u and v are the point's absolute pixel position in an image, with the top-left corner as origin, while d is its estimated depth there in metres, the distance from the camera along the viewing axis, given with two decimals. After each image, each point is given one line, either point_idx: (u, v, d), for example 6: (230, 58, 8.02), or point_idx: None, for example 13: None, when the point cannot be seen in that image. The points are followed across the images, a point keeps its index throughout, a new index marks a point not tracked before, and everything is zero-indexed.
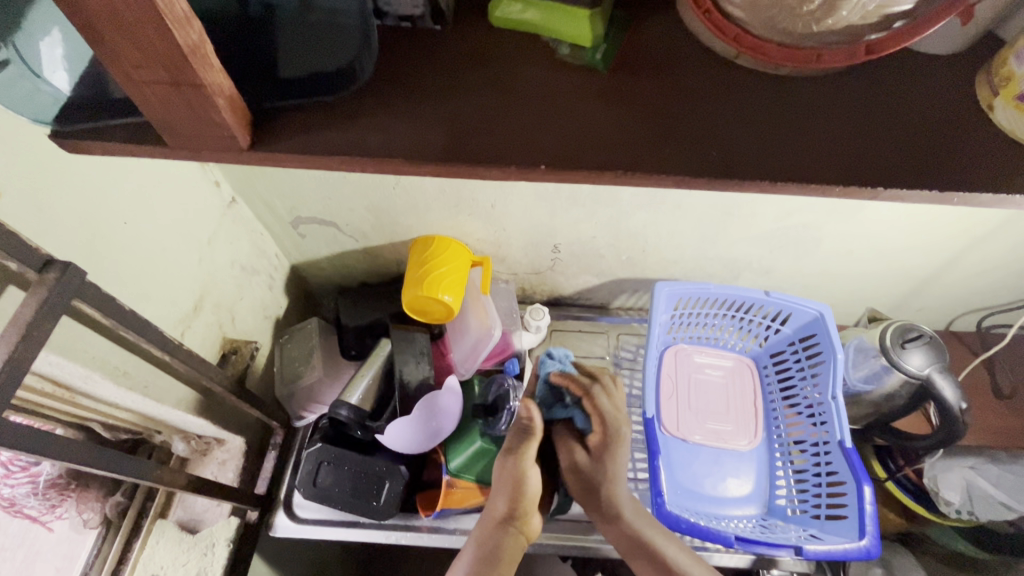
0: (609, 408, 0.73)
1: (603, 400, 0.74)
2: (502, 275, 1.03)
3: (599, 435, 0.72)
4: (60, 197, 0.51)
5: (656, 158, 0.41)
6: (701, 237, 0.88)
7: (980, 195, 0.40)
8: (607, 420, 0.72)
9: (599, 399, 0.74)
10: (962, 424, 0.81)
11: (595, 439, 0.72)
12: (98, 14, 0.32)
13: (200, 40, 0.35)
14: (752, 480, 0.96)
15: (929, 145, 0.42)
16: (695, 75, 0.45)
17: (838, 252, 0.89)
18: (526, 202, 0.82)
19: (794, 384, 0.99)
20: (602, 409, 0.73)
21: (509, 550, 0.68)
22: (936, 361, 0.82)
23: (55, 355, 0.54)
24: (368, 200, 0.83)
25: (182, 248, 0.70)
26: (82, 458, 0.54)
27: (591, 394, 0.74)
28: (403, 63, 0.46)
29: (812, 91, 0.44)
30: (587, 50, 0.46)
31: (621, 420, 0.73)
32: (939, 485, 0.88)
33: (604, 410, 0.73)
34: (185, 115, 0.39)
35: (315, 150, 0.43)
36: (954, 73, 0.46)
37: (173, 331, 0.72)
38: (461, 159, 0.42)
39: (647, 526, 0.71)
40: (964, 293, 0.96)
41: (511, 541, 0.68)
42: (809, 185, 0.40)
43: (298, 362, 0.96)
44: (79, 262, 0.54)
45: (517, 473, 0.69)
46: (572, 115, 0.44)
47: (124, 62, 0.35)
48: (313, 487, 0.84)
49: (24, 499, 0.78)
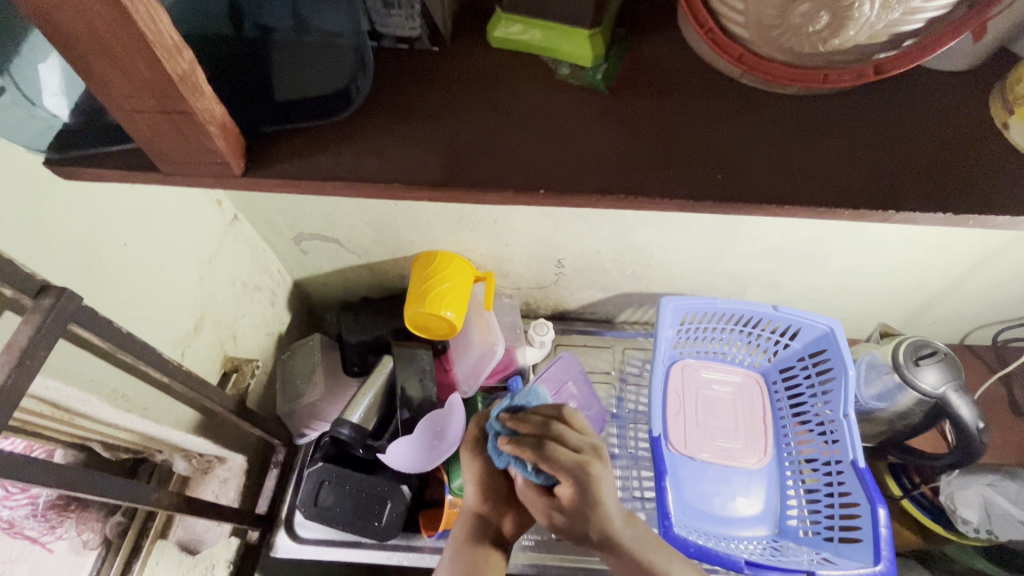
0: (573, 456, 0.55)
1: (561, 453, 0.55)
2: (506, 290, 1.02)
3: (569, 489, 0.55)
4: (59, 221, 0.50)
5: (659, 182, 0.40)
6: (708, 252, 0.87)
7: (995, 217, 0.39)
8: (572, 468, 0.55)
9: (557, 453, 0.55)
10: (981, 445, 0.79)
11: (564, 493, 0.55)
12: (88, 47, 0.31)
13: (192, 69, 0.35)
14: (762, 500, 0.94)
15: (945, 166, 0.41)
16: (701, 96, 0.44)
17: (847, 267, 0.87)
18: (529, 218, 0.82)
19: (805, 401, 0.97)
20: (564, 461, 0.55)
21: (485, 555, 0.62)
22: (952, 379, 0.80)
23: (53, 379, 0.53)
24: (370, 217, 0.83)
25: (183, 268, 0.70)
26: (82, 484, 0.54)
27: (547, 453, 0.55)
28: (401, 86, 0.46)
29: (819, 112, 0.43)
30: (587, 70, 0.45)
31: (588, 459, 0.56)
32: (956, 503, 0.85)
33: (568, 462, 0.55)
34: (178, 142, 0.39)
35: (311, 176, 0.42)
36: (969, 90, 0.44)
37: (173, 351, 0.71)
38: (462, 184, 0.41)
39: (648, 550, 0.58)
40: (979, 308, 0.94)
41: (487, 549, 0.62)
42: (816, 209, 0.39)
43: (299, 379, 0.96)
44: (78, 284, 0.54)
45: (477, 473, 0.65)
46: (572, 136, 0.43)
47: (114, 92, 0.34)
48: (313, 507, 0.84)
49: (23, 520, 0.76)
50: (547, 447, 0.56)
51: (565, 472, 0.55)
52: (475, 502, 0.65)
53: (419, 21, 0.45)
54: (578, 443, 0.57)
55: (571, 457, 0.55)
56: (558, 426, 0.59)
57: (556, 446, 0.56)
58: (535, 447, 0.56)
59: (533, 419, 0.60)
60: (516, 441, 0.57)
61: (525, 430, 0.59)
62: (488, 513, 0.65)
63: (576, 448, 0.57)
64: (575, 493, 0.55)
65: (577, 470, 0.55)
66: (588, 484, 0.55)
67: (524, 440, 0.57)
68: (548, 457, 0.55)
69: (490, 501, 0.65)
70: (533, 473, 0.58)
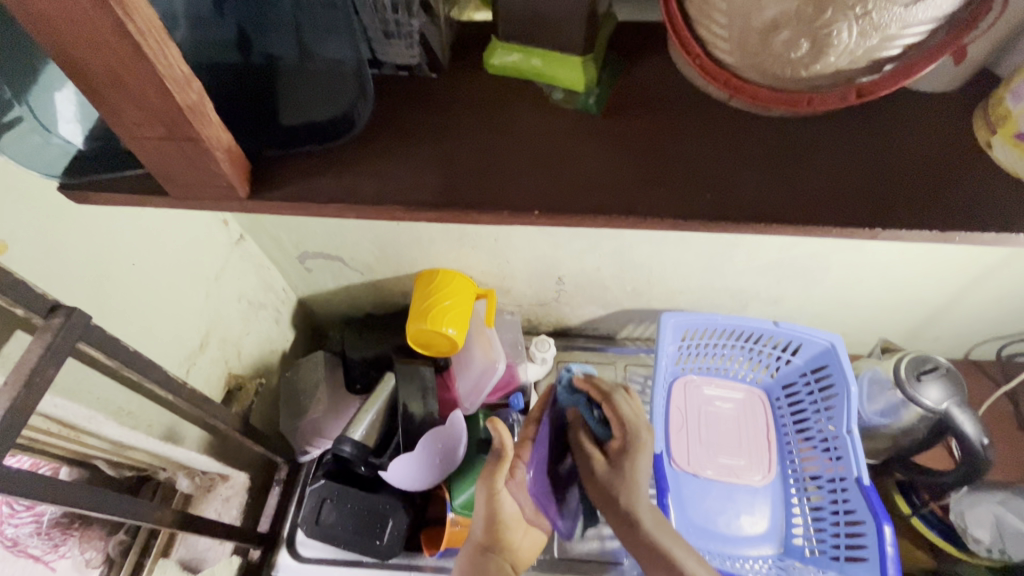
0: (635, 414, 0.63)
1: (624, 405, 0.63)
2: (507, 306, 1.03)
3: (619, 442, 0.61)
4: (70, 243, 0.52)
5: (649, 202, 0.41)
6: (707, 268, 0.88)
7: (981, 234, 0.39)
8: (631, 421, 0.61)
9: (621, 404, 0.63)
10: (987, 461, 0.77)
11: (615, 445, 0.61)
12: (103, 79, 0.33)
13: (201, 99, 0.36)
14: (766, 517, 0.93)
15: (930, 185, 0.42)
16: (690, 118, 0.45)
17: (847, 282, 0.88)
18: (529, 236, 0.83)
19: (808, 418, 0.96)
20: (625, 415, 0.62)
21: None
22: (956, 395, 0.79)
23: (60, 397, 0.54)
24: (373, 236, 0.85)
25: (190, 287, 0.72)
26: (87, 501, 0.55)
27: (615, 398, 0.63)
28: (400, 110, 0.47)
29: (806, 133, 0.44)
30: (581, 94, 0.46)
31: (644, 425, 0.62)
32: (966, 521, 0.85)
33: (627, 414, 0.62)
34: (188, 168, 0.40)
35: (313, 199, 0.44)
36: (952, 110, 0.45)
37: (178, 369, 0.72)
38: (459, 204, 0.42)
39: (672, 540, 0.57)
40: (981, 322, 0.94)
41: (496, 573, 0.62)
42: (804, 226, 0.40)
43: (303, 396, 0.97)
44: (86, 303, 0.55)
45: (488, 500, 0.62)
46: (564, 159, 0.44)
47: (127, 121, 0.36)
48: (315, 525, 0.84)
49: (26, 538, 0.77)
50: (615, 394, 0.63)
51: (623, 426, 0.61)
52: (485, 537, 0.63)
53: (419, 50, 0.46)
54: (640, 413, 0.63)
55: (631, 417, 0.62)
56: (625, 390, 0.65)
57: (622, 399, 0.63)
58: (606, 391, 0.64)
59: (604, 380, 0.66)
60: (592, 380, 0.65)
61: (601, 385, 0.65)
62: (499, 547, 0.64)
63: (636, 412, 0.63)
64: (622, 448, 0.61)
65: (636, 427, 0.61)
66: (634, 450, 0.60)
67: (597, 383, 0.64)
68: (612, 401, 0.62)
69: (503, 539, 0.64)
70: (596, 420, 0.64)
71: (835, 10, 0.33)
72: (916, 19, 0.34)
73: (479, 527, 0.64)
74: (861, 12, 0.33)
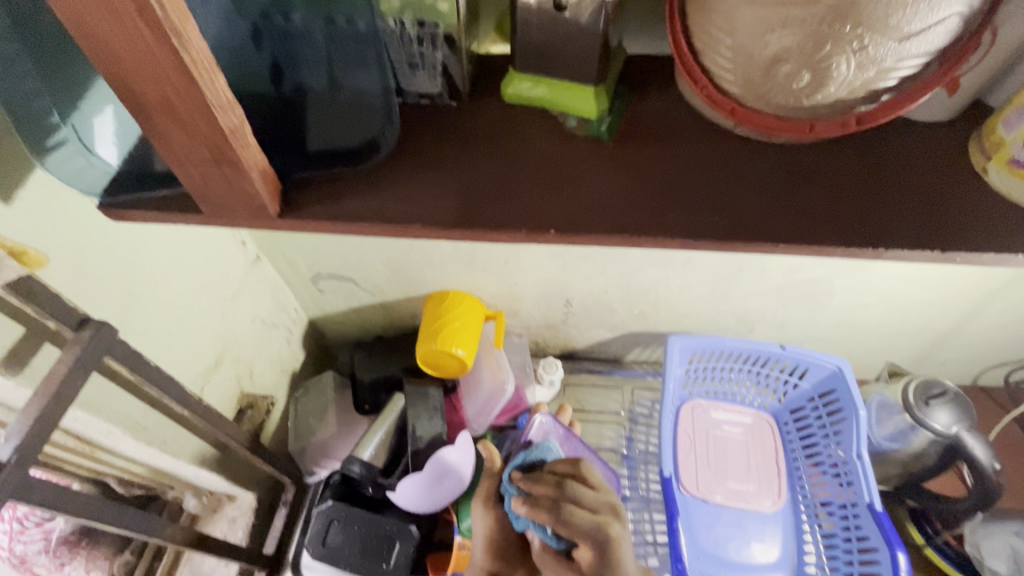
0: (592, 518, 0.53)
1: (579, 513, 0.53)
2: (515, 329, 1.04)
3: (589, 553, 0.51)
4: (101, 261, 0.54)
5: (660, 222, 0.43)
6: (712, 291, 0.89)
7: (980, 254, 0.41)
8: (592, 532, 0.51)
9: (574, 513, 0.53)
10: (998, 486, 0.77)
11: (586, 558, 0.52)
12: (155, 105, 0.36)
13: (240, 123, 0.39)
14: (778, 544, 0.92)
15: (931, 209, 0.43)
16: (699, 145, 0.48)
17: (852, 306, 0.89)
18: (539, 258, 0.85)
19: (817, 443, 0.96)
20: (583, 525, 0.52)
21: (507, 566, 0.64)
22: (965, 419, 0.79)
23: (81, 411, 0.56)
24: (386, 257, 0.87)
25: (207, 306, 0.73)
26: (102, 515, 0.55)
27: (564, 515, 0.53)
28: (420, 134, 0.50)
29: (809, 159, 0.47)
30: (593, 121, 0.49)
31: (607, 519, 0.53)
32: (983, 552, 0.85)
33: (585, 523, 0.52)
34: (224, 187, 0.42)
35: (339, 218, 0.46)
36: (948, 138, 0.47)
37: (193, 386, 0.74)
38: (476, 223, 0.44)
39: None
40: (987, 347, 0.94)
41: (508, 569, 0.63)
42: (808, 247, 0.42)
43: (312, 417, 0.98)
44: (112, 318, 0.57)
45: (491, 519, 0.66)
46: (579, 181, 0.46)
47: (172, 143, 0.39)
48: (322, 547, 0.83)
49: (34, 556, 0.75)
50: (564, 505, 0.54)
51: (584, 536, 0.52)
52: (482, 558, 0.64)
53: (441, 81, 0.49)
54: (595, 505, 0.55)
55: (589, 517, 0.53)
56: (573, 482, 0.57)
57: (575, 506, 0.54)
58: (551, 502, 0.55)
59: (547, 486, 0.57)
60: (530, 499, 0.56)
61: (542, 491, 0.57)
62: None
63: (595, 503, 0.55)
64: (594, 559, 0.51)
65: (611, 522, 0.53)
66: (606, 549, 0.51)
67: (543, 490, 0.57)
68: (562, 512, 0.53)
69: (503, 553, 0.64)
70: (551, 536, 0.57)
71: (834, 44, 0.35)
72: (911, 52, 0.36)
73: (479, 548, 0.66)
74: (858, 46, 0.35)
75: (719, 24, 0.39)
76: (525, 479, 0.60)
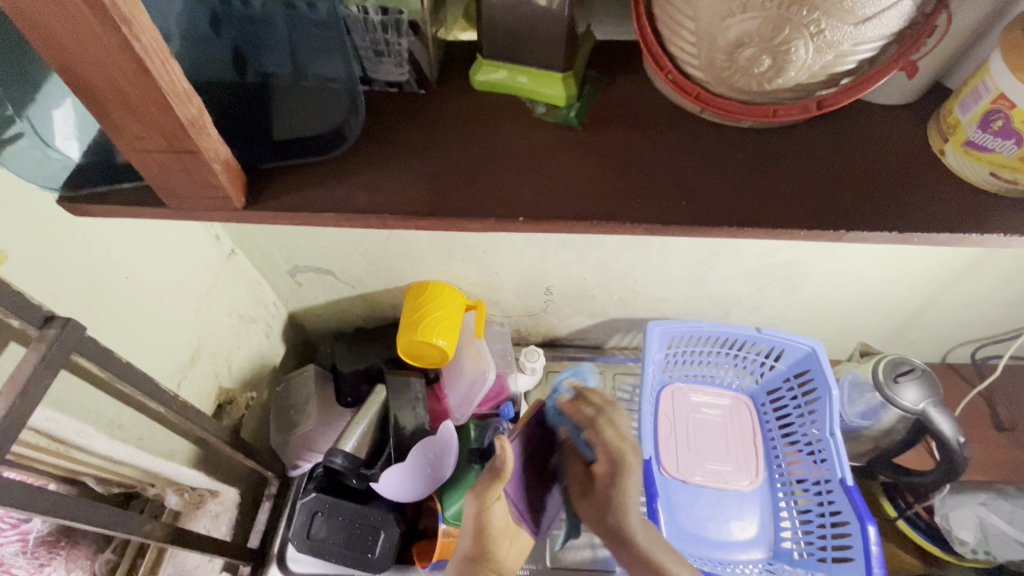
0: (615, 438, 0.62)
1: (610, 432, 0.63)
2: (496, 317, 1.05)
3: (604, 466, 0.61)
4: (64, 258, 0.53)
5: (628, 208, 0.44)
6: (689, 276, 0.91)
7: (937, 234, 0.42)
8: (613, 448, 0.61)
9: (604, 429, 0.63)
10: (962, 459, 0.79)
11: (601, 471, 0.62)
12: (109, 96, 0.35)
13: (200, 114, 0.38)
14: (755, 522, 0.95)
15: (893, 191, 0.44)
16: (667, 131, 0.48)
17: (824, 288, 0.91)
18: (517, 246, 0.86)
19: (793, 422, 0.98)
20: (610, 441, 0.62)
21: None
22: (932, 395, 0.82)
23: (52, 410, 0.55)
24: (363, 248, 0.87)
25: (182, 301, 0.73)
26: (78, 513, 0.55)
27: (598, 427, 0.63)
28: (389, 123, 0.49)
29: (776, 143, 0.47)
30: (562, 108, 0.49)
31: (629, 450, 0.62)
32: (952, 524, 0.90)
33: (614, 442, 0.62)
34: (187, 180, 0.42)
35: (309, 208, 0.46)
36: (909, 121, 0.48)
37: (170, 381, 0.73)
38: (446, 212, 0.44)
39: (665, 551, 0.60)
40: (954, 325, 0.97)
41: None
42: (773, 230, 0.43)
43: (294, 411, 0.97)
44: (80, 316, 0.56)
45: (478, 513, 0.60)
46: (548, 168, 0.46)
47: (129, 135, 0.38)
48: (307, 539, 0.84)
49: (11, 558, 0.74)
50: (599, 420, 0.63)
51: (605, 448, 0.62)
52: (471, 548, 0.61)
53: (408, 67, 0.49)
54: (625, 432, 0.64)
55: (616, 441, 0.62)
56: (615, 407, 0.66)
57: (606, 426, 0.63)
58: (588, 415, 0.64)
59: (596, 395, 0.67)
60: (574, 404, 0.65)
61: (588, 403, 0.66)
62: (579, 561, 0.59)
63: (620, 436, 0.63)
64: (609, 476, 0.61)
65: (631, 454, 0.62)
66: (619, 465, 0.61)
67: (584, 404, 0.65)
68: (599, 428, 0.63)
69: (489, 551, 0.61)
70: (583, 445, 0.65)
71: (792, 28, 0.36)
72: (867, 36, 0.36)
73: (467, 536, 0.62)
74: (815, 30, 0.36)
75: (681, 9, 0.39)
76: (574, 395, 0.67)
